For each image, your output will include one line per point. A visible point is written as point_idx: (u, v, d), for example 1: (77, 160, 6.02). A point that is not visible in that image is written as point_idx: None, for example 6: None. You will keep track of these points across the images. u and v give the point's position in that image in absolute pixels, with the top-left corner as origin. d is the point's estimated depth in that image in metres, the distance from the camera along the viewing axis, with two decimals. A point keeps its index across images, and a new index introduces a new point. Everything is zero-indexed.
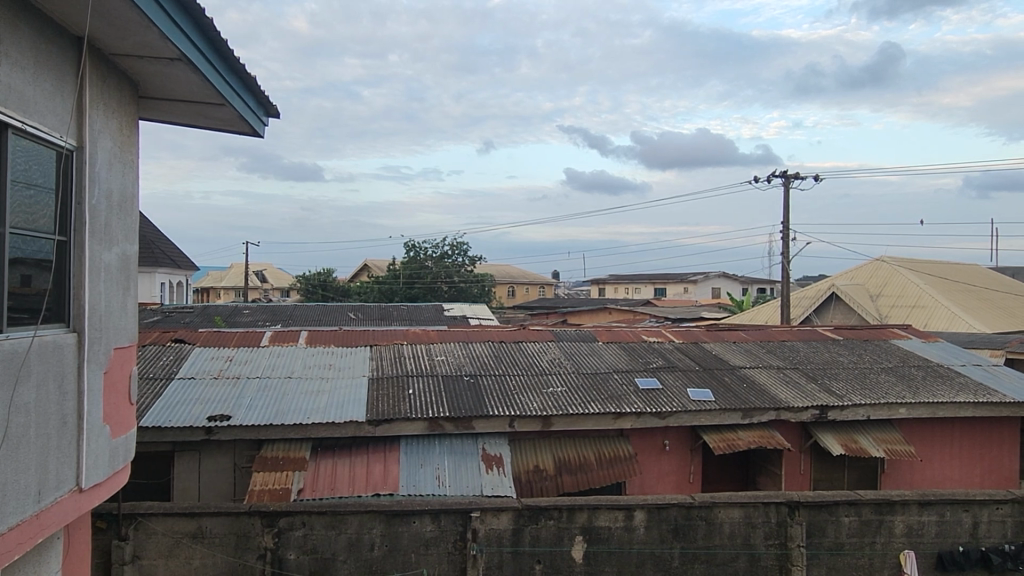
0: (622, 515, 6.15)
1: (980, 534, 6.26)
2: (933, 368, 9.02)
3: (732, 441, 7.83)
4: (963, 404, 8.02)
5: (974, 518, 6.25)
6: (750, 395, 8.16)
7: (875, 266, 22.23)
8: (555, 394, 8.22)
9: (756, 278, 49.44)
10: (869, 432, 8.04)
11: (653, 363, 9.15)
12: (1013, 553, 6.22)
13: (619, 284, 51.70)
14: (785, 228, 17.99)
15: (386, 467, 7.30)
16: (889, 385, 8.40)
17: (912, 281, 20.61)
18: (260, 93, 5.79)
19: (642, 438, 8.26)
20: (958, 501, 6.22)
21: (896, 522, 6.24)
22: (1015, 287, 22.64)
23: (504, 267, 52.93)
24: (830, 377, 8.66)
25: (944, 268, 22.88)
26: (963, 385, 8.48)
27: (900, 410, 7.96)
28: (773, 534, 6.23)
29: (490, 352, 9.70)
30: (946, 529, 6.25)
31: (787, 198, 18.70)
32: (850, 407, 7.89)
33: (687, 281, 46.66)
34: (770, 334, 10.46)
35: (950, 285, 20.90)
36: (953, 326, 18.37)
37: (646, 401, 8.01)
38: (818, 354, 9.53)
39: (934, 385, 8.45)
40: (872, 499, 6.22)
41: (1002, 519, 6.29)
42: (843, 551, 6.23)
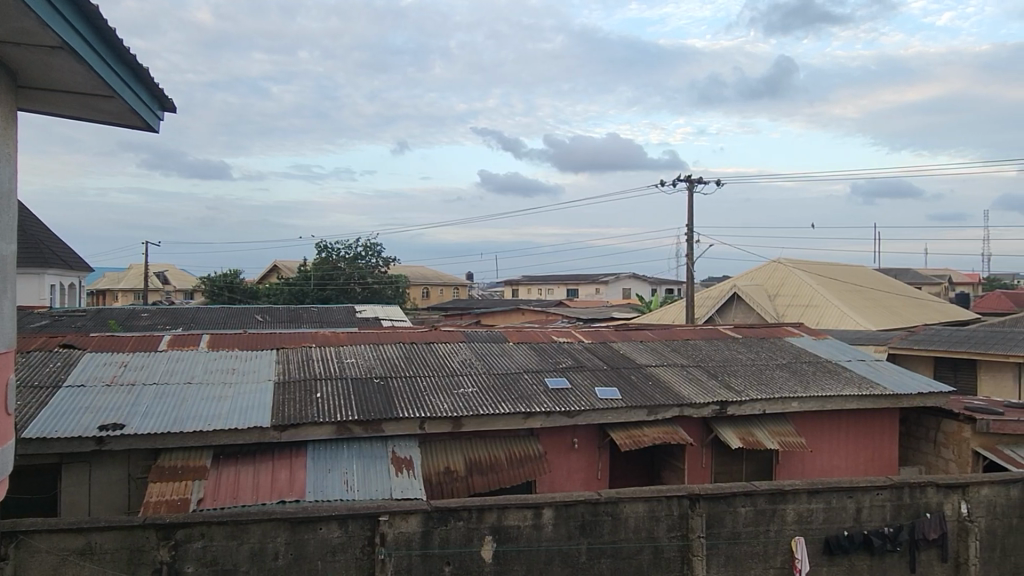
0: (531, 514, 6.21)
1: (863, 518, 6.66)
2: (822, 363, 9.57)
3: (639, 437, 8.03)
4: (850, 397, 8.54)
5: (857, 504, 6.64)
6: (655, 392, 8.42)
7: (772, 268, 23.35)
8: (466, 394, 8.23)
9: (664, 279, 51.05)
10: (765, 425, 8.44)
11: (562, 362, 9.30)
12: (891, 535, 6.64)
13: (534, 284, 52.34)
14: (689, 231, 18.64)
15: (292, 474, 7.11)
16: (784, 380, 8.85)
17: (806, 282, 21.79)
18: (155, 87, 5.55)
19: (551, 437, 8.37)
20: (843, 489, 6.60)
21: (788, 510, 6.57)
22: (897, 286, 24.32)
23: (419, 268, 52.51)
24: (730, 374, 9.04)
25: (834, 269, 24.31)
26: (850, 379, 9.03)
27: (794, 404, 8.40)
28: (675, 526, 6.44)
29: (400, 353, 9.62)
30: (833, 515, 6.62)
31: (692, 201, 19.39)
32: (748, 402, 8.27)
33: (598, 281, 47.69)
34: (675, 333, 10.82)
35: (839, 285, 22.22)
36: (843, 323, 19.55)
37: (555, 400, 8.13)
38: (719, 352, 9.93)
39: (825, 379, 8.96)
40: (767, 489, 6.52)
41: (883, 504, 6.69)
42: (740, 540, 6.51)
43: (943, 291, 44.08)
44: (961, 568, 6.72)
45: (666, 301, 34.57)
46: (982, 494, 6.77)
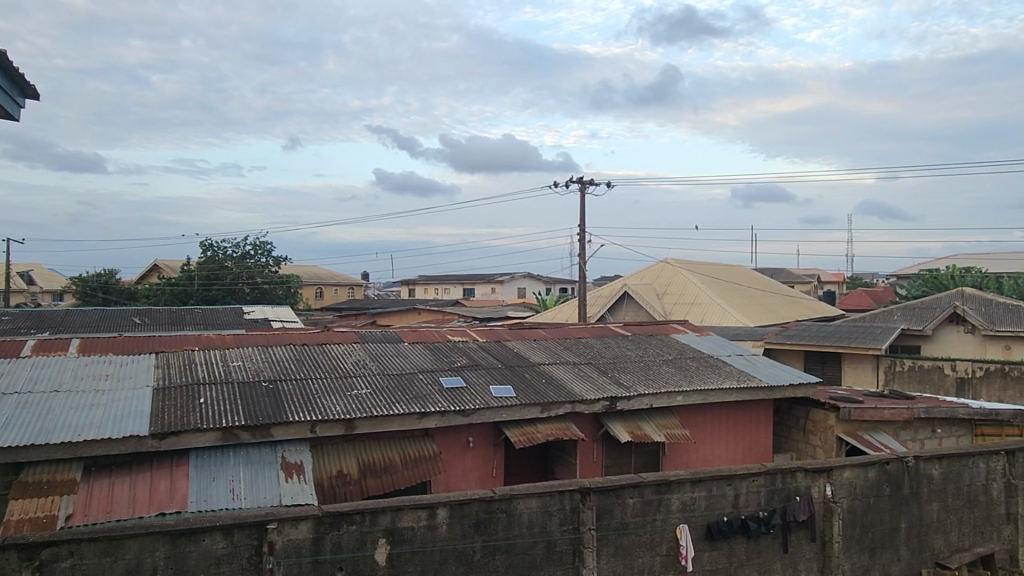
0: (425, 514, 6.19)
1: (740, 504, 7.06)
2: (705, 358, 10.06)
3: (532, 434, 8.15)
4: (729, 390, 9.04)
5: (735, 490, 7.03)
6: (549, 389, 8.58)
7: (659, 267, 24.30)
8: (359, 396, 8.09)
9: (558, 279, 52.08)
10: (651, 419, 8.79)
11: (458, 362, 9.32)
12: (765, 518, 7.08)
13: (430, 284, 52.11)
14: (582, 232, 19.11)
15: (173, 484, 6.76)
16: (670, 375, 9.24)
17: (691, 281, 22.84)
18: (14, 73, 5.05)
19: (446, 437, 8.37)
20: (722, 477, 6.97)
21: (673, 499, 6.87)
22: (772, 285, 25.92)
23: (312, 268, 51.12)
24: (620, 370, 9.35)
25: (717, 269, 25.60)
26: (729, 373, 9.54)
27: (678, 397, 8.79)
28: (567, 520, 6.60)
29: (290, 355, 9.34)
30: (713, 502, 6.98)
31: (585, 203, 19.89)
32: (636, 397, 8.58)
33: (494, 280, 48.03)
34: (567, 331, 11.07)
35: (720, 284, 23.44)
36: (724, 320, 20.64)
37: (450, 399, 8.13)
38: (609, 349, 10.24)
39: (707, 374, 9.43)
40: (653, 480, 6.78)
41: (758, 490, 7.11)
42: (628, 530, 6.73)
43: (812, 289, 47.41)
44: (827, 546, 7.23)
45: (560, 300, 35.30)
46: (844, 477, 7.32)
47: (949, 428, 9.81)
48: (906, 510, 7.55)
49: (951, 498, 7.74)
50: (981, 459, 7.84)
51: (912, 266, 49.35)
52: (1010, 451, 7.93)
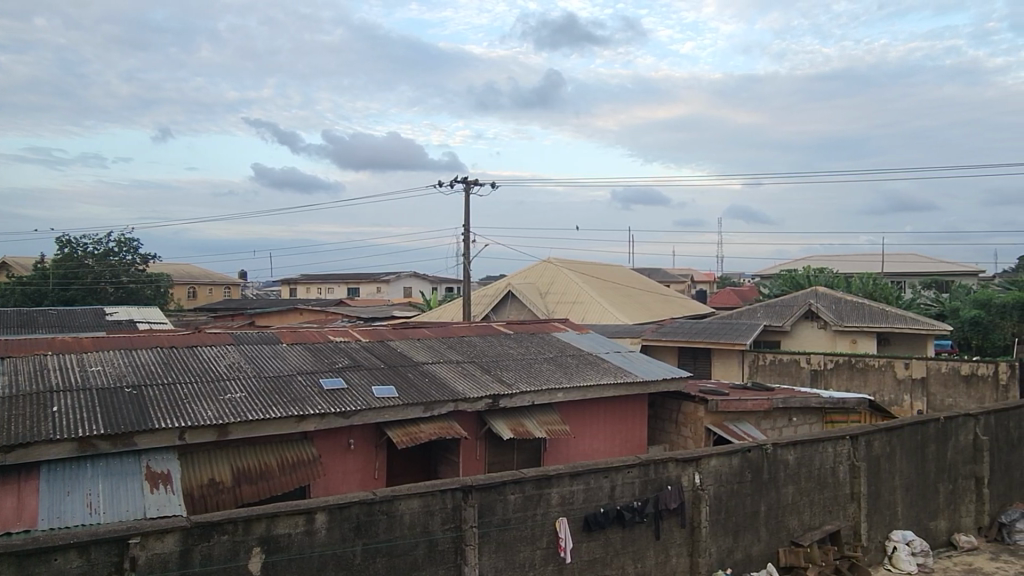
0: (302, 520, 6.00)
1: (616, 495, 7.33)
2: (584, 355, 10.37)
3: (415, 434, 8.11)
4: (607, 385, 9.38)
5: (612, 482, 7.30)
6: (432, 388, 8.57)
7: (543, 267, 24.78)
8: (232, 400, 7.74)
9: (445, 278, 52.04)
10: (533, 415, 8.96)
11: (339, 363, 9.11)
12: (640, 507, 7.39)
13: (313, 283, 50.65)
14: (467, 231, 19.19)
15: (20, 501, 6.23)
16: (550, 372, 9.46)
17: (573, 281, 23.47)
18: None
19: (326, 440, 8.17)
20: (600, 469, 7.22)
21: (553, 493, 7.02)
22: (649, 284, 27.06)
23: (184, 267, 48.41)
24: (502, 368, 9.47)
25: (598, 268, 26.42)
26: (607, 368, 9.89)
27: (559, 394, 9.03)
28: (449, 518, 6.60)
29: (157, 358, 8.81)
30: (591, 494, 7.20)
31: (471, 203, 19.99)
32: (518, 395, 8.72)
33: (380, 280, 47.33)
34: (451, 330, 11.08)
35: (601, 283, 24.21)
36: (604, 318, 21.35)
37: (330, 401, 7.95)
38: (493, 348, 10.34)
39: (586, 370, 9.73)
40: (533, 475, 6.91)
41: (632, 481, 7.41)
42: (509, 525, 6.82)
43: (686, 288, 49.87)
44: (695, 531, 7.64)
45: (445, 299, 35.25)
46: (711, 465, 7.76)
47: (803, 416, 10.62)
48: (764, 494, 8.09)
49: (804, 481, 8.38)
50: (829, 444, 8.53)
51: (775, 266, 53.00)
52: (854, 436, 8.66)
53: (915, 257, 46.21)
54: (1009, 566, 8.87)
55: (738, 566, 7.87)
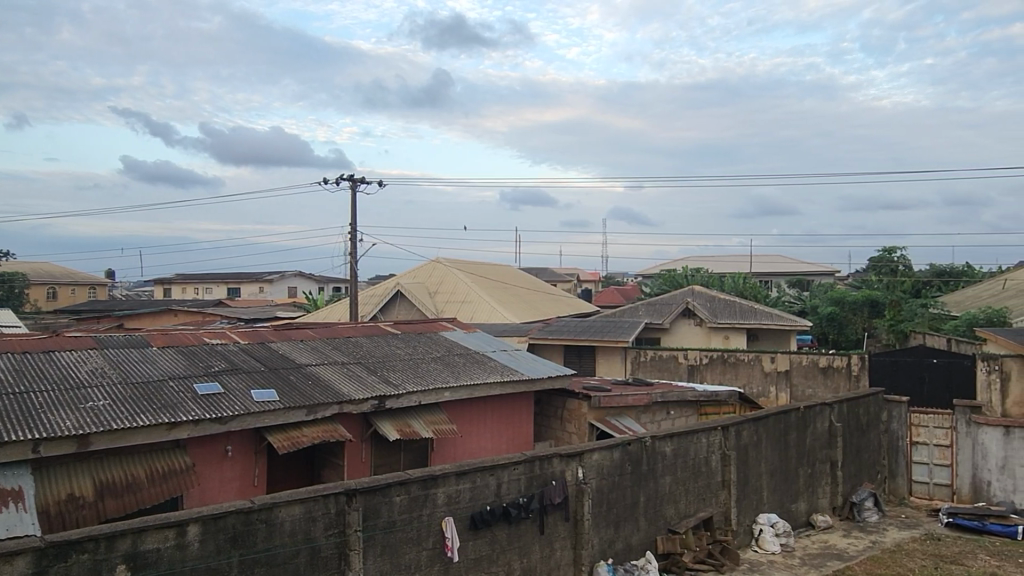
0: (173, 533, 5.62)
1: (502, 492, 7.41)
2: (471, 355, 10.42)
3: (297, 438, 7.89)
4: (493, 384, 9.48)
5: (497, 480, 7.37)
6: (315, 390, 8.34)
7: (432, 267, 24.63)
8: (95, 408, 7.20)
9: (331, 277, 50.72)
10: (420, 415, 8.91)
11: (215, 367, 8.68)
12: (525, 503, 7.50)
13: (189, 283, 48.07)
14: (354, 230, 18.79)
15: None
16: (437, 372, 9.45)
17: (462, 280, 23.49)
18: None
19: (201, 447, 7.78)
20: (485, 468, 7.27)
21: (438, 493, 7.00)
22: (536, 283, 27.51)
23: (42, 265, 44.64)
24: (389, 368, 9.36)
25: (487, 268, 26.57)
26: (494, 367, 9.98)
27: (446, 393, 9.03)
28: (332, 524, 6.41)
29: (6, 365, 8.06)
30: (477, 492, 7.24)
31: (358, 201, 19.59)
32: (405, 395, 8.65)
33: (262, 279, 45.55)
34: (337, 331, 10.83)
35: (489, 283, 24.37)
36: (493, 317, 21.52)
37: (205, 406, 7.57)
38: (379, 348, 10.19)
39: (473, 369, 9.79)
40: (418, 476, 6.86)
41: (518, 478, 7.52)
42: (395, 528, 6.73)
43: (572, 287, 51.01)
44: (578, 524, 7.84)
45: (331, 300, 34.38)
46: (593, 459, 7.99)
47: (680, 409, 11.14)
48: (643, 485, 8.43)
49: (679, 471, 8.79)
50: (704, 435, 9.01)
51: (656, 266, 55.37)
52: (725, 427, 9.18)
53: (780, 258, 49.61)
54: (859, 541, 9.69)
55: (618, 556, 8.15)
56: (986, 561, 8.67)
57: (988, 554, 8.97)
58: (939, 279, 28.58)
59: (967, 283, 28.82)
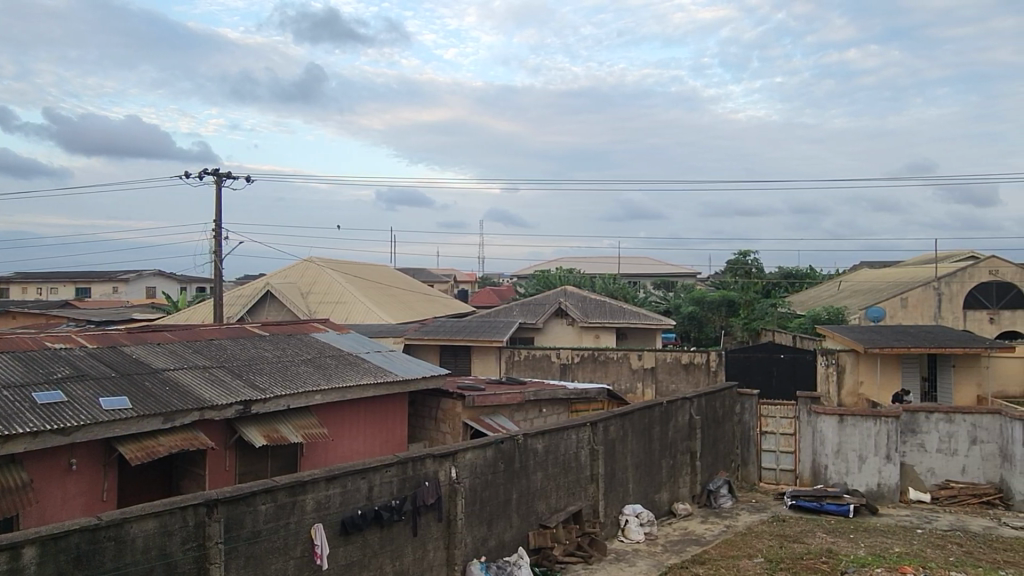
0: (6, 557, 4.98)
1: (374, 495, 7.28)
2: (343, 356, 10.19)
3: (152, 448, 7.42)
4: (366, 385, 9.34)
5: (369, 483, 7.24)
6: (173, 396, 7.86)
7: (304, 267, 23.87)
8: None
9: (194, 277, 48.03)
10: (289, 420, 8.62)
11: (57, 373, 7.98)
12: (398, 505, 7.41)
13: (31, 282, 43.93)
14: (220, 227, 17.87)
15: None
16: (307, 374, 9.18)
17: (335, 280, 22.91)
18: None
19: (41, 462, 7.11)
20: (356, 471, 7.11)
21: (307, 499, 6.75)
22: (412, 283, 27.31)
23: None
24: (254, 372, 8.98)
25: (361, 268, 26.07)
26: (367, 368, 9.82)
27: (317, 396, 8.79)
28: (190, 538, 5.98)
29: None
30: (347, 497, 7.06)
31: (223, 196, 18.64)
32: (272, 399, 8.34)
33: (116, 279, 42.37)
34: (198, 333, 10.26)
35: (365, 283, 23.97)
36: (368, 318, 21.14)
37: (46, 417, 6.93)
38: (244, 351, 9.75)
39: (345, 370, 9.59)
40: (286, 483, 6.58)
41: (390, 480, 7.42)
42: (260, 538, 6.39)
43: (450, 287, 50.97)
44: (451, 524, 7.85)
45: (192, 301, 32.51)
46: (467, 459, 8.04)
47: (551, 406, 11.43)
48: (516, 482, 8.57)
49: (551, 467, 9.02)
50: (573, 431, 9.28)
51: (530, 267, 56.52)
52: (594, 423, 9.50)
53: (645, 259, 52.03)
54: (715, 526, 10.33)
55: (491, 553, 8.24)
56: (823, 538, 9.49)
57: (825, 531, 9.83)
58: (785, 279, 31.01)
59: (808, 283, 31.45)
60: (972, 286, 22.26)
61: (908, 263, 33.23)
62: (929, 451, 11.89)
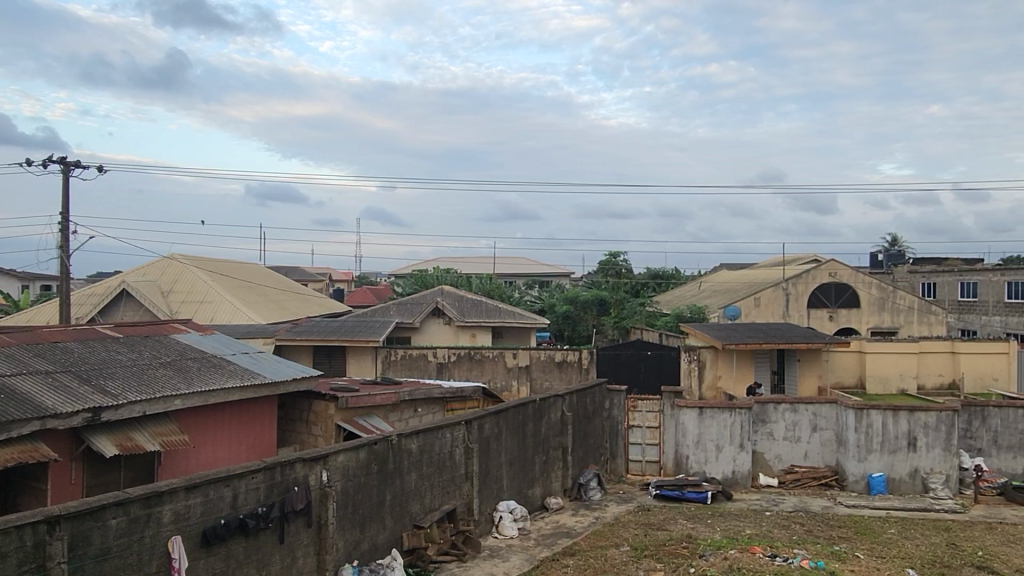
0: None
1: (239, 503, 6.94)
2: (206, 358, 9.68)
3: None
4: (231, 389, 8.93)
5: (233, 491, 6.90)
6: (10, 405, 7.15)
7: (165, 265, 22.46)
8: None
9: (38, 275, 43.97)
10: (145, 427, 8.09)
11: None
12: (264, 513, 7.11)
13: None
14: (67, 220, 16.46)
15: None
16: (166, 378, 8.65)
17: (200, 279, 21.72)
18: None
19: None
20: (218, 479, 6.75)
21: (163, 511, 6.33)
22: (283, 282, 26.36)
23: None
24: (106, 377, 8.35)
25: (228, 266, 24.86)
26: (233, 371, 9.39)
27: (176, 401, 8.30)
28: (28, 559, 5.42)
29: None
30: (209, 506, 6.69)
31: (72, 187, 17.19)
32: (125, 406, 7.78)
33: None
34: (40, 336, 9.40)
35: (232, 282, 22.87)
36: (235, 318, 20.20)
37: None
38: (94, 355, 9.03)
39: (208, 373, 9.12)
40: (139, 494, 6.13)
41: (256, 487, 7.12)
42: (109, 556, 5.92)
43: (325, 287, 49.47)
44: (322, 529, 7.65)
45: (35, 301, 29.71)
46: (338, 462, 7.86)
47: (427, 405, 11.39)
48: (389, 483, 8.47)
49: (425, 467, 8.99)
50: (447, 430, 9.30)
51: (409, 267, 56.03)
52: (468, 421, 9.57)
53: (521, 259, 52.93)
54: (585, 518, 10.68)
55: (363, 557, 8.10)
56: (683, 524, 10.05)
57: (686, 518, 10.41)
58: (652, 279, 32.54)
59: (674, 284, 33.12)
60: (815, 287, 24.33)
61: (761, 265, 35.69)
62: (777, 439, 12.86)
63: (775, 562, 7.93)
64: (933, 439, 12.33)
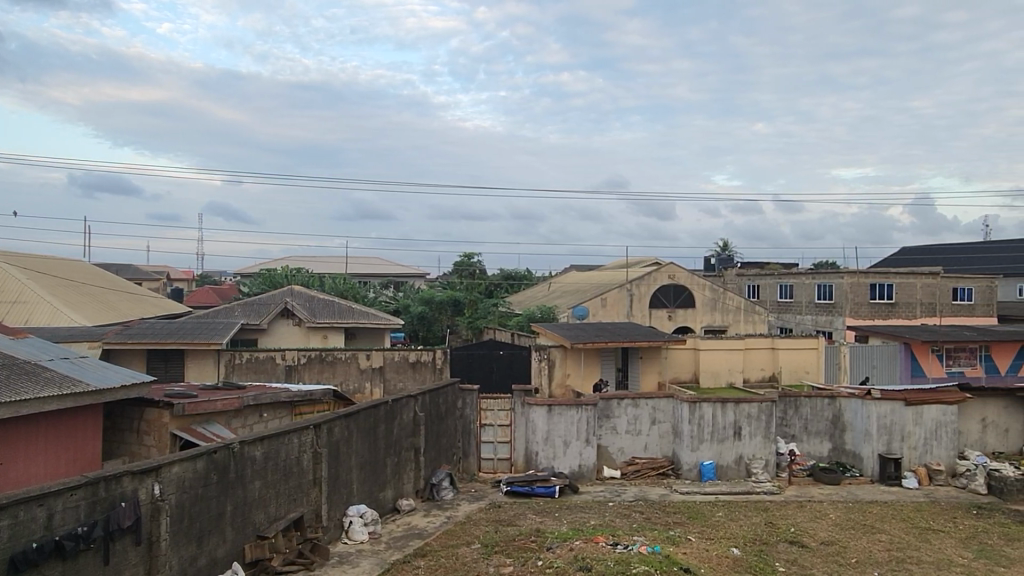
0: None
1: (54, 524, 6.25)
2: (17, 365, 8.70)
3: None
4: (47, 398, 8.08)
5: (48, 510, 6.20)
6: None
7: None
8: None
9: None
10: None
11: None
12: (84, 533, 6.46)
13: None
14: None
15: None
16: None
17: (12, 276, 19.48)
18: None
19: None
20: (31, 498, 6.02)
21: None
22: (111, 280, 24.23)
23: None
24: None
25: (46, 262, 22.49)
26: (49, 378, 8.50)
27: None
28: None
29: None
30: (19, 530, 5.94)
31: None
32: None
33: None
34: None
35: (52, 281, 20.70)
36: (55, 320, 18.31)
37: None
38: None
39: (20, 382, 8.20)
40: None
41: (76, 505, 6.46)
42: None
43: (162, 287, 45.92)
44: (153, 546, 7.11)
45: None
46: (172, 473, 7.35)
47: (273, 410, 10.94)
48: (229, 493, 8.05)
49: (270, 474, 8.63)
50: (294, 435, 8.98)
51: (255, 266, 53.31)
52: (317, 425, 9.30)
53: (375, 260, 51.99)
54: (436, 518, 10.70)
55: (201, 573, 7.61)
56: (532, 519, 10.32)
57: (534, 513, 10.70)
58: (506, 280, 33.17)
59: (527, 285, 33.89)
60: (655, 288, 25.85)
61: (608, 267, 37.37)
62: (620, 433, 13.53)
63: (616, 549, 8.34)
64: (755, 428, 13.48)
